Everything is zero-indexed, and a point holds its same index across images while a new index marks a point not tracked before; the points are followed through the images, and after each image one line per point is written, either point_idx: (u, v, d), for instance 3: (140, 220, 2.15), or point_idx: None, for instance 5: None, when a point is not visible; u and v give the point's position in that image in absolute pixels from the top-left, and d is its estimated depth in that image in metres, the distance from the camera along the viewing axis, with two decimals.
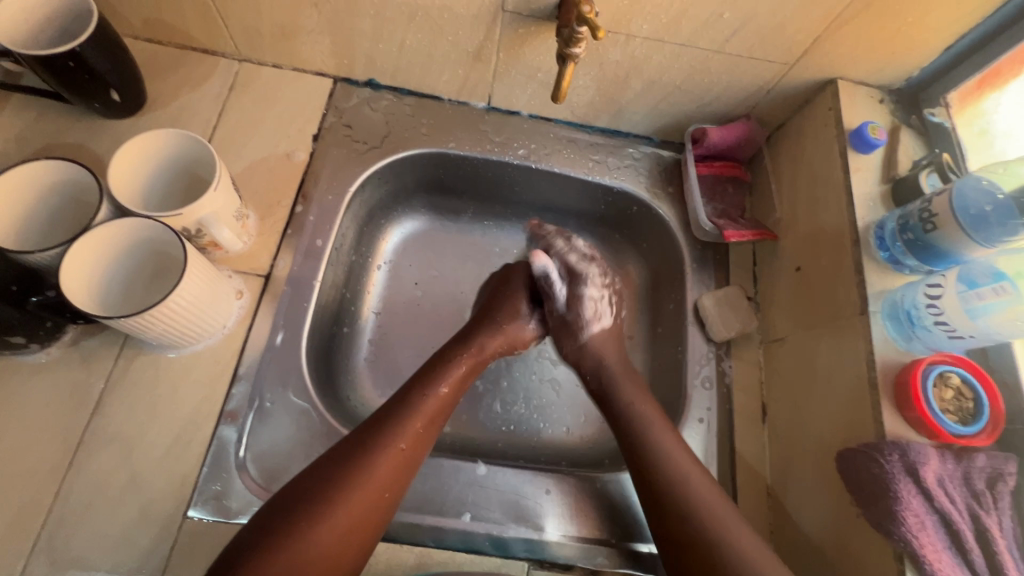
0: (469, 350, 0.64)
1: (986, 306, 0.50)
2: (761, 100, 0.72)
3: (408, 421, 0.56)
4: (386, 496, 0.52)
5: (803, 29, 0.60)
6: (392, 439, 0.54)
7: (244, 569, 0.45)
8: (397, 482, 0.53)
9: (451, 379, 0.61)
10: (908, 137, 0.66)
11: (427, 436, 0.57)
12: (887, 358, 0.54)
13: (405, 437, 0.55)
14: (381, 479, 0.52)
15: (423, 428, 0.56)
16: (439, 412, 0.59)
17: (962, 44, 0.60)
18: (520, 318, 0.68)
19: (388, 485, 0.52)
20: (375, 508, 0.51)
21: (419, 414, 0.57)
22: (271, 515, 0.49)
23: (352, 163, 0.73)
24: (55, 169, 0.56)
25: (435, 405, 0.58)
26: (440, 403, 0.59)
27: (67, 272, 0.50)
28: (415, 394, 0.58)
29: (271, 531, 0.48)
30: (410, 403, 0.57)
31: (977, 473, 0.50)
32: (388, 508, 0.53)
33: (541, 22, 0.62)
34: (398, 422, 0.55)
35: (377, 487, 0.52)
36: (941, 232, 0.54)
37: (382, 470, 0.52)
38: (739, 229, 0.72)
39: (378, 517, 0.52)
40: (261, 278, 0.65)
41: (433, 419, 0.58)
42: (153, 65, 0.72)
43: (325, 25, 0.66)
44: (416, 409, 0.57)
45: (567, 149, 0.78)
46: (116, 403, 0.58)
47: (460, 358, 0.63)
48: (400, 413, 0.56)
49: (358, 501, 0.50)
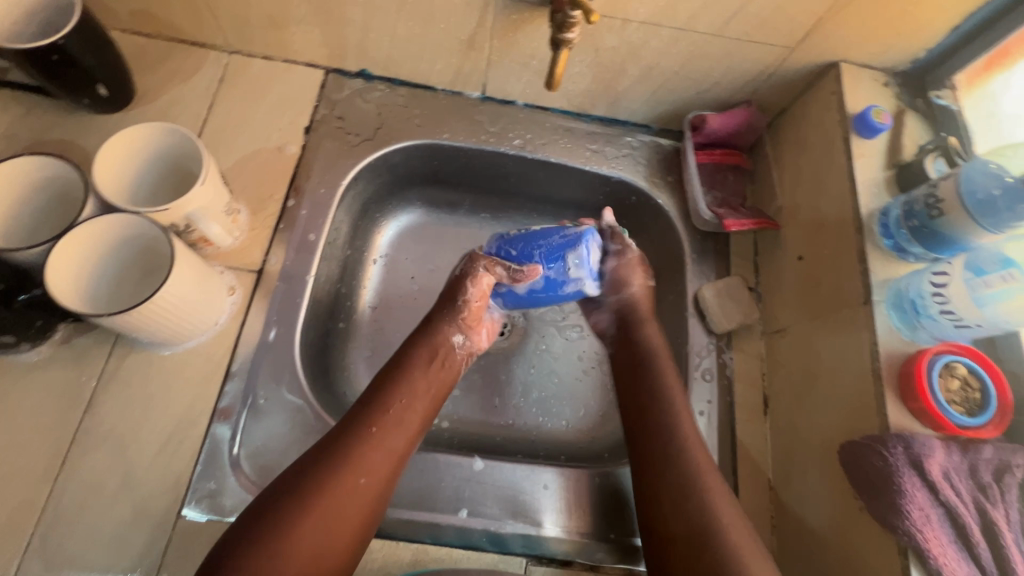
0: (427, 335, 0.63)
1: (993, 294, 0.49)
2: (762, 86, 0.70)
3: (380, 407, 0.56)
4: (364, 481, 0.51)
5: (804, 10, 0.58)
6: (363, 425, 0.54)
7: (230, 563, 0.44)
8: (377, 466, 0.52)
9: (417, 364, 0.60)
10: (914, 121, 0.64)
11: (401, 420, 0.56)
12: (892, 349, 0.53)
13: (377, 421, 0.54)
14: (356, 465, 0.51)
15: (396, 412, 0.56)
16: (412, 395, 0.58)
17: (969, 24, 0.58)
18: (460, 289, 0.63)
19: (365, 469, 0.51)
20: (355, 495, 0.50)
21: (388, 400, 0.56)
22: (253, 513, 0.47)
23: (345, 156, 0.71)
24: (40, 166, 0.55)
25: (406, 389, 0.58)
26: (410, 388, 0.58)
27: (54, 269, 0.49)
28: (386, 383, 0.58)
29: (252, 527, 0.46)
30: (381, 391, 0.57)
31: (984, 465, 0.48)
32: (371, 498, 0.51)
33: (534, 7, 0.60)
34: (370, 409, 0.55)
35: (353, 471, 0.51)
36: (947, 218, 0.52)
37: (357, 455, 0.51)
38: (740, 218, 0.71)
39: (360, 506, 0.50)
40: (254, 273, 0.65)
41: (408, 402, 0.57)
42: (142, 58, 0.71)
43: (314, 14, 0.65)
44: (386, 396, 0.56)
45: (564, 138, 0.76)
46: (109, 402, 0.58)
47: (419, 343, 0.62)
48: (370, 400, 0.56)
49: (335, 486, 0.49)
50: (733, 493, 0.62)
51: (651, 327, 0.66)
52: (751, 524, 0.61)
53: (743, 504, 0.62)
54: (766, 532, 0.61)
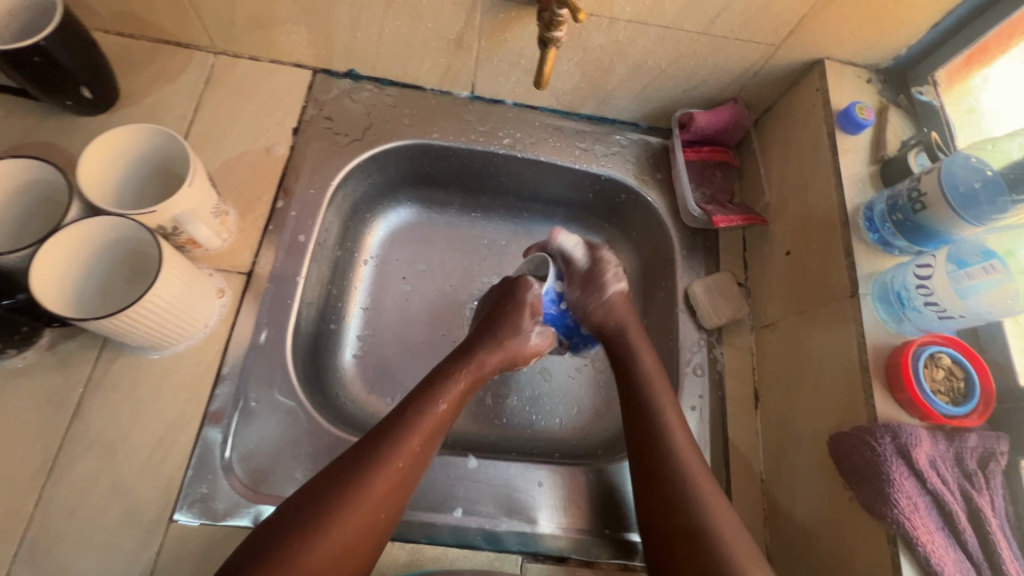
0: (464, 365, 0.61)
1: (976, 286, 0.49)
2: (748, 83, 0.71)
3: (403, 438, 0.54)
4: (382, 517, 0.50)
5: (788, 8, 0.58)
6: (386, 460, 0.52)
7: None
8: (394, 501, 0.51)
9: (451, 397, 0.59)
10: (897, 117, 0.65)
11: (424, 452, 0.55)
12: (877, 340, 0.54)
13: (402, 456, 0.53)
14: (377, 501, 0.50)
15: (420, 446, 0.54)
16: (438, 426, 0.57)
17: (948, 22, 0.60)
18: (521, 333, 0.65)
19: (384, 504, 0.51)
20: (372, 531, 0.50)
21: (416, 432, 0.54)
22: (256, 543, 0.46)
23: (334, 157, 0.71)
24: (22, 170, 0.54)
25: (434, 420, 0.56)
26: (438, 421, 0.56)
27: (38, 271, 0.49)
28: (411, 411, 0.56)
29: (256, 561, 0.45)
30: (407, 421, 0.55)
31: (969, 453, 0.50)
32: (383, 530, 0.51)
33: (522, 6, 0.61)
34: (395, 442, 0.53)
35: (372, 508, 0.50)
36: (929, 212, 0.53)
37: (375, 491, 0.50)
38: (728, 214, 0.71)
39: (370, 540, 0.50)
40: (243, 275, 0.64)
41: (429, 436, 0.55)
42: (126, 60, 0.70)
43: (301, 14, 0.64)
44: (415, 426, 0.55)
45: (553, 137, 0.76)
46: (97, 407, 0.57)
47: (459, 375, 0.60)
48: (398, 430, 0.54)
49: (352, 522, 0.49)
50: (725, 487, 0.63)
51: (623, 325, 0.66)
52: (744, 516, 0.62)
53: (737, 497, 0.62)
54: (759, 525, 0.62)
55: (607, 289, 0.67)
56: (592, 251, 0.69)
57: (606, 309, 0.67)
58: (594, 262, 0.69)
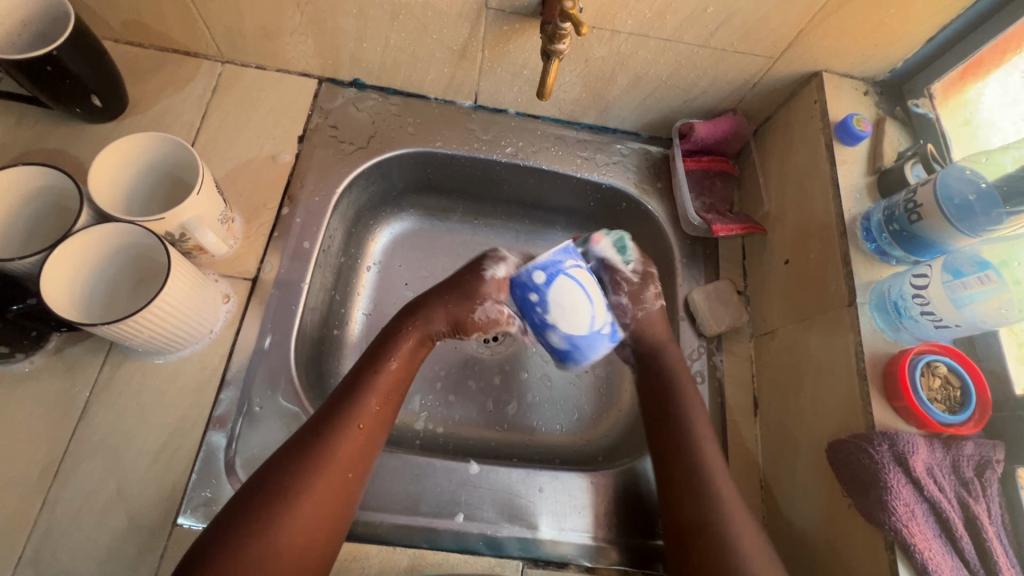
0: (411, 326, 0.62)
1: (972, 295, 0.50)
2: (747, 94, 0.72)
3: (359, 398, 0.55)
4: (349, 476, 0.51)
5: (786, 22, 0.60)
6: (344, 421, 0.53)
7: (221, 560, 0.45)
8: (359, 461, 0.53)
9: (401, 356, 0.59)
10: (893, 128, 0.66)
11: (383, 411, 0.56)
12: (875, 349, 0.54)
13: (361, 417, 0.54)
14: (341, 461, 0.51)
15: (377, 405, 0.55)
16: (392, 386, 0.58)
17: (943, 36, 0.61)
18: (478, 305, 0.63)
19: (349, 464, 0.52)
20: (340, 491, 0.51)
21: (372, 392, 0.56)
22: (230, 513, 0.47)
23: (339, 164, 0.72)
24: (33, 176, 0.55)
25: (388, 380, 0.57)
26: (393, 380, 0.58)
27: (48, 276, 0.49)
28: (362, 373, 0.57)
29: (232, 531, 0.46)
30: (360, 383, 0.56)
31: (965, 461, 0.50)
32: (352, 491, 0.52)
33: (526, 18, 0.62)
34: (353, 403, 0.54)
35: (337, 468, 0.51)
36: (926, 223, 0.54)
37: (337, 451, 0.51)
38: (728, 223, 0.72)
39: (341, 500, 0.51)
40: (248, 282, 0.65)
41: (385, 396, 0.57)
42: (135, 69, 0.71)
43: (307, 25, 0.66)
44: (370, 386, 0.56)
45: (555, 146, 0.77)
46: (103, 411, 0.58)
47: (405, 334, 0.61)
48: (352, 392, 0.55)
49: (321, 484, 0.50)
50: None
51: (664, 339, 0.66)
52: None
53: None
54: None
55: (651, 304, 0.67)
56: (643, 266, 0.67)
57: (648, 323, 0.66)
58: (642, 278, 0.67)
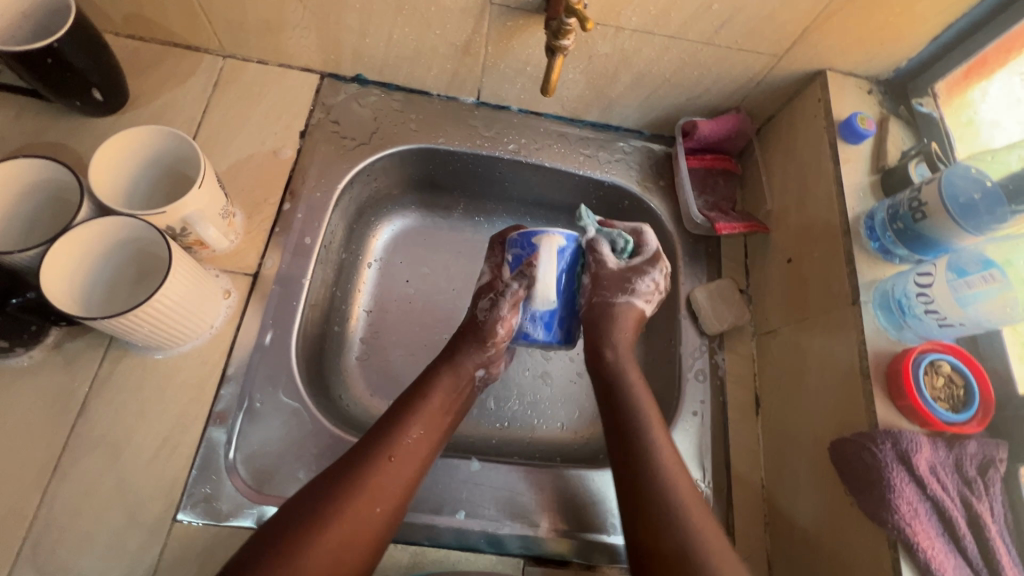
0: (447, 363, 0.62)
1: (976, 294, 0.50)
2: (751, 92, 0.71)
3: (396, 431, 0.55)
4: (377, 510, 0.50)
5: (791, 20, 0.59)
6: (380, 453, 0.53)
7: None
8: (391, 496, 0.52)
9: (439, 393, 0.59)
10: (897, 127, 0.66)
11: (419, 447, 0.55)
12: (878, 347, 0.54)
13: (395, 448, 0.54)
14: (373, 493, 0.51)
15: (414, 439, 0.55)
16: (430, 421, 0.57)
17: (948, 35, 0.61)
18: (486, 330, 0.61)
19: (380, 498, 0.51)
20: (368, 527, 0.50)
21: (410, 424, 0.56)
22: (262, 536, 0.47)
23: (341, 160, 0.72)
24: (34, 169, 0.55)
25: (427, 413, 0.57)
26: (433, 414, 0.58)
27: (47, 271, 0.49)
28: (402, 408, 0.57)
29: (261, 551, 0.46)
30: (400, 416, 0.56)
31: (968, 460, 0.50)
32: (382, 527, 0.51)
33: (530, 14, 0.62)
34: (389, 435, 0.54)
35: (367, 500, 0.50)
36: (930, 221, 0.54)
37: (371, 486, 0.51)
38: (731, 221, 0.72)
39: (369, 534, 0.50)
40: (249, 277, 0.64)
41: (424, 430, 0.56)
42: (136, 62, 0.70)
43: (310, 19, 0.65)
44: (409, 420, 0.56)
45: (558, 143, 0.77)
46: (102, 406, 0.57)
47: (442, 373, 0.61)
48: (391, 425, 0.55)
49: (349, 514, 0.49)
50: (726, 492, 0.63)
51: (631, 380, 0.61)
52: (745, 521, 0.62)
53: (738, 501, 0.63)
54: (758, 529, 0.62)
55: (631, 296, 0.62)
56: (631, 267, 0.63)
57: (613, 311, 0.62)
58: (631, 270, 0.63)
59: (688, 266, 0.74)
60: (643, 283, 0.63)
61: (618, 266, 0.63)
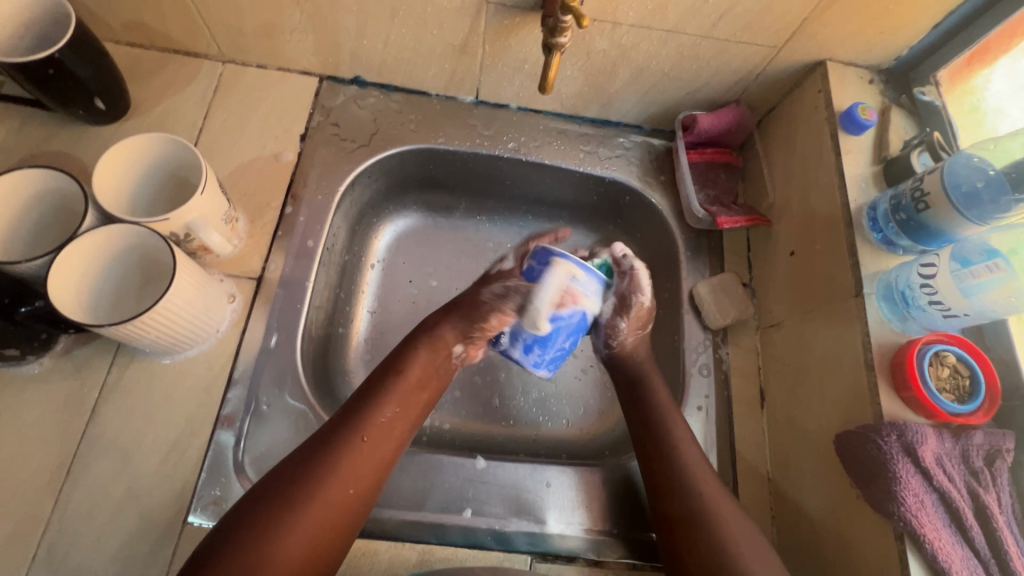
0: (427, 337, 0.62)
1: (981, 284, 0.50)
2: (751, 85, 0.71)
3: (371, 410, 0.55)
4: (354, 491, 0.51)
5: (789, 11, 0.59)
6: (354, 434, 0.53)
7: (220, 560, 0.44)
8: (366, 477, 0.52)
9: (416, 369, 0.60)
10: (898, 117, 0.65)
11: (394, 426, 0.56)
12: (883, 339, 0.54)
13: (369, 431, 0.54)
14: (349, 474, 0.51)
15: (388, 419, 0.56)
16: (406, 401, 0.58)
17: (949, 22, 0.60)
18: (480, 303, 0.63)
19: (355, 478, 0.51)
20: (342, 507, 0.50)
21: (386, 406, 0.56)
22: (235, 519, 0.47)
23: (341, 162, 0.72)
24: (40, 179, 0.55)
25: (403, 393, 0.58)
26: (410, 393, 0.58)
27: (56, 279, 0.50)
28: (376, 387, 0.57)
29: (235, 531, 0.46)
30: (374, 396, 0.56)
31: (975, 451, 0.50)
32: (357, 505, 0.51)
33: (527, 12, 0.61)
34: (364, 416, 0.55)
35: (341, 482, 0.50)
36: (934, 211, 0.54)
37: (345, 467, 0.51)
38: (732, 215, 0.72)
39: (343, 515, 0.50)
40: (253, 280, 0.65)
41: (400, 408, 0.57)
42: (136, 70, 0.71)
43: (308, 23, 0.65)
44: (384, 399, 0.56)
45: (557, 140, 0.77)
46: (112, 412, 0.58)
47: (421, 348, 0.61)
48: (365, 405, 0.56)
49: (323, 497, 0.49)
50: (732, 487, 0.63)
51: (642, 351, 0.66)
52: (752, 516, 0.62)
53: (743, 495, 0.63)
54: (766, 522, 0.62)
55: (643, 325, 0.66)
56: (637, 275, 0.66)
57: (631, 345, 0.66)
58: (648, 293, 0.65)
59: (691, 261, 0.74)
60: (646, 310, 0.65)
61: (634, 304, 0.64)
